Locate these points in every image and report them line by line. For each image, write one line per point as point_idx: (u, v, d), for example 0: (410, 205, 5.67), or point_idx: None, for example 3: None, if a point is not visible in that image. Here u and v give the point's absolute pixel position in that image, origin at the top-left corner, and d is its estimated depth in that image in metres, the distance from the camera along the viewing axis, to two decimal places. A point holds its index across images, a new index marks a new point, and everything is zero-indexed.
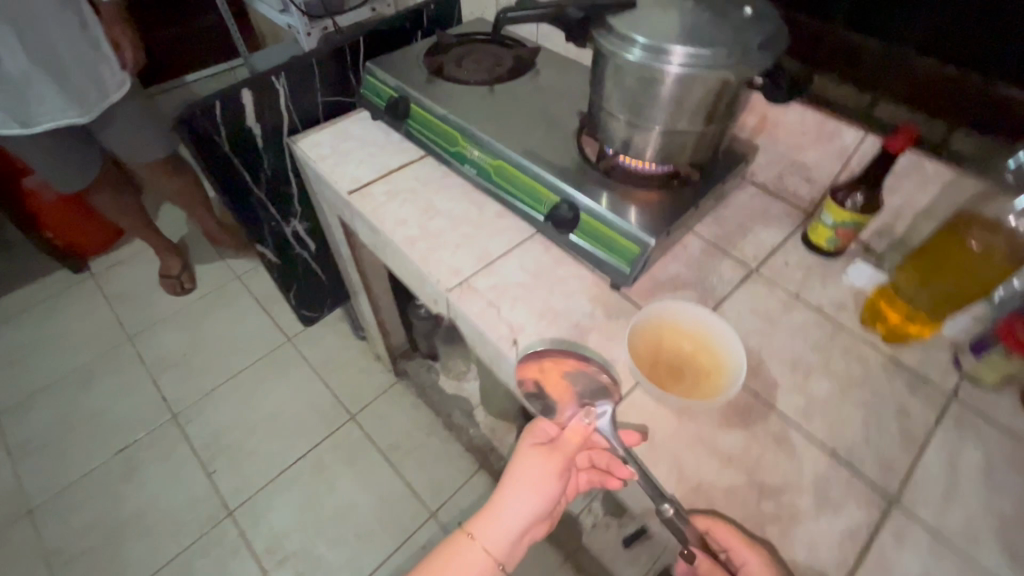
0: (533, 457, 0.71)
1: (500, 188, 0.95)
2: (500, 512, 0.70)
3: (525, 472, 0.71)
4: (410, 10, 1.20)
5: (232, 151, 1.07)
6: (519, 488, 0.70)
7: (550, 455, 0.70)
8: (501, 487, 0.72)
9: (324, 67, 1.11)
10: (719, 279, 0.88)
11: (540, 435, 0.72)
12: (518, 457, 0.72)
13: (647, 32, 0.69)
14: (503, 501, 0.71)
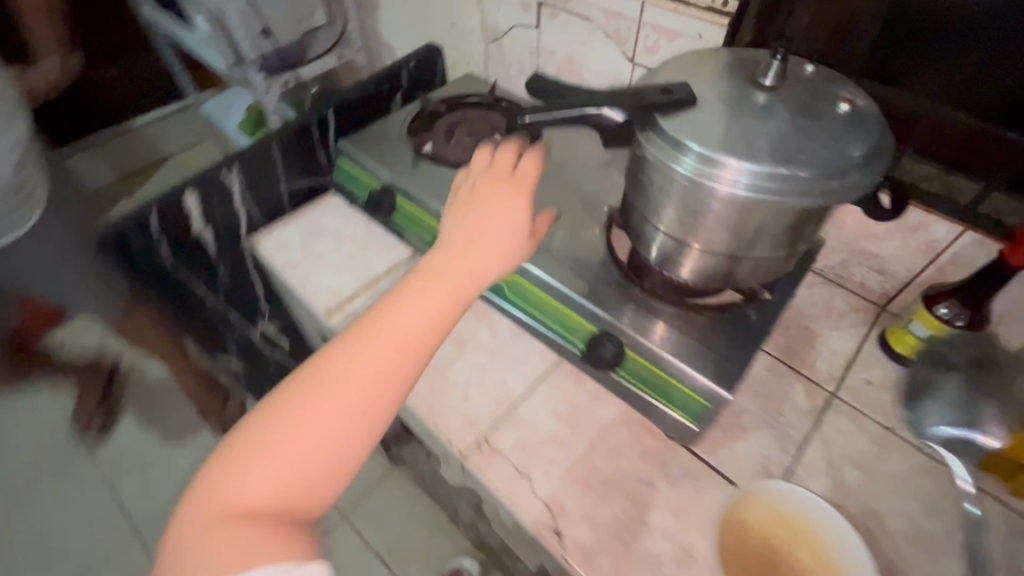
0: (503, 203, 0.51)
1: (517, 305, 0.77)
2: (468, 252, 0.49)
3: (495, 225, 0.50)
4: (386, 72, 1.00)
5: (178, 264, 0.87)
6: (488, 230, 0.50)
7: (520, 228, 0.51)
8: (462, 245, 0.49)
9: (285, 152, 0.91)
10: (794, 411, 0.72)
11: (511, 196, 0.51)
12: (490, 204, 0.51)
13: (704, 139, 0.52)
14: (451, 262, 0.48)
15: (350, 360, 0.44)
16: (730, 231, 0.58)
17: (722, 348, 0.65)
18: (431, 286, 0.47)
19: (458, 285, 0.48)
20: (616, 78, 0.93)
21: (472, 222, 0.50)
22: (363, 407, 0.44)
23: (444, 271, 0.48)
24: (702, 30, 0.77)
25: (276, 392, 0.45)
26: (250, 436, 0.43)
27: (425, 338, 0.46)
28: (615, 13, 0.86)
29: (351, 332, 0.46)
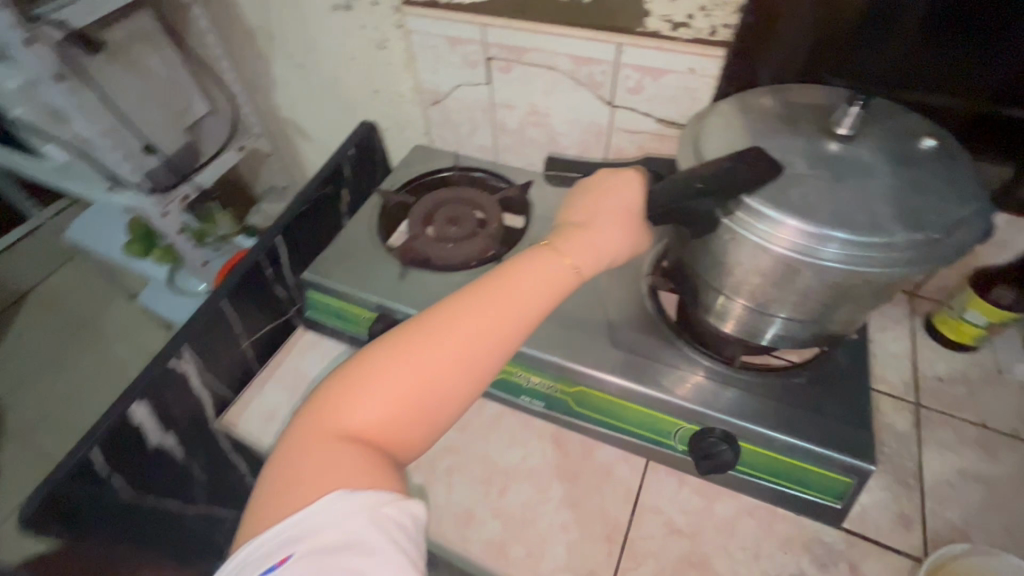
0: (550, 263, 0.50)
1: (587, 416, 0.66)
2: (508, 292, 0.47)
3: (519, 288, 0.48)
4: (326, 170, 0.86)
5: (141, 493, 0.66)
6: (520, 291, 0.48)
7: (558, 282, 0.50)
8: (477, 306, 0.46)
9: (239, 302, 0.74)
10: (893, 436, 0.69)
11: (561, 248, 0.51)
12: (522, 265, 0.49)
13: (798, 205, 0.45)
14: (474, 323, 0.46)
15: (373, 397, 0.44)
16: (835, 296, 0.52)
17: (836, 409, 0.60)
18: (454, 348, 0.45)
19: (482, 352, 0.46)
20: (593, 123, 0.85)
21: (496, 281, 0.48)
22: (412, 428, 0.45)
23: (462, 336, 0.45)
24: (692, 63, 0.71)
25: (325, 391, 0.45)
26: (326, 405, 0.44)
27: (457, 395, 0.46)
28: (585, 59, 0.77)
29: (385, 349, 0.45)
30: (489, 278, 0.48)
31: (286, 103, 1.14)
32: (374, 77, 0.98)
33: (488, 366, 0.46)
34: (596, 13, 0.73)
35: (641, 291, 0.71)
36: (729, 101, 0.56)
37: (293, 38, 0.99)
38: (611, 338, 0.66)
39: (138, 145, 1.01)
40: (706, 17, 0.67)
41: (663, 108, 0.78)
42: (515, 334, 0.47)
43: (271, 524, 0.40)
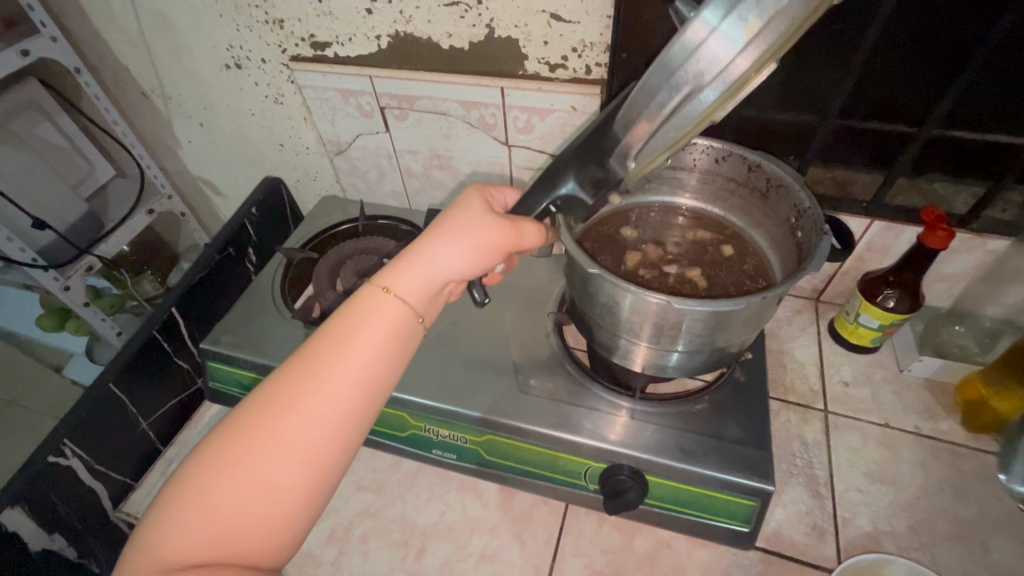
0: (385, 306, 0.43)
1: (499, 465, 0.65)
2: (341, 345, 0.41)
3: (355, 346, 0.41)
4: (225, 231, 0.83)
5: None
6: (357, 349, 0.41)
7: (404, 325, 0.43)
8: (306, 380, 0.40)
9: (133, 381, 0.71)
10: (804, 446, 0.70)
11: (397, 282, 0.44)
12: (351, 319, 0.42)
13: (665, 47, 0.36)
14: (310, 399, 0.39)
15: (204, 513, 0.37)
16: (711, 325, 0.53)
17: (737, 432, 0.60)
18: (286, 434, 0.39)
19: (323, 432, 0.39)
20: (494, 163, 0.85)
21: (331, 337, 0.41)
22: (258, 536, 0.38)
23: (295, 419, 0.39)
24: (573, 102, 0.73)
25: (149, 510, 0.39)
26: (154, 525, 0.38)
27: (305, 483, 0.39)
28: (473, 103, 0.78)
29: (209, 458, 0.39)
30: (317, 341, 0.41)
31: (193, 160, 1.11)
32: (275, 131, 0.96)
33: (336, 443, 0.40)
34: (477, 60, 0.74)
35: (547, 329, 0.71)
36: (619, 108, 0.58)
37: (188, 98, 0.97)
38: (517, 382, 0.66)
39: (27, 222, 0.98)
40: (579, 57, 0.69)
41: (556, 145, 0.79)
42: (362, 397, 0.41)
43: None
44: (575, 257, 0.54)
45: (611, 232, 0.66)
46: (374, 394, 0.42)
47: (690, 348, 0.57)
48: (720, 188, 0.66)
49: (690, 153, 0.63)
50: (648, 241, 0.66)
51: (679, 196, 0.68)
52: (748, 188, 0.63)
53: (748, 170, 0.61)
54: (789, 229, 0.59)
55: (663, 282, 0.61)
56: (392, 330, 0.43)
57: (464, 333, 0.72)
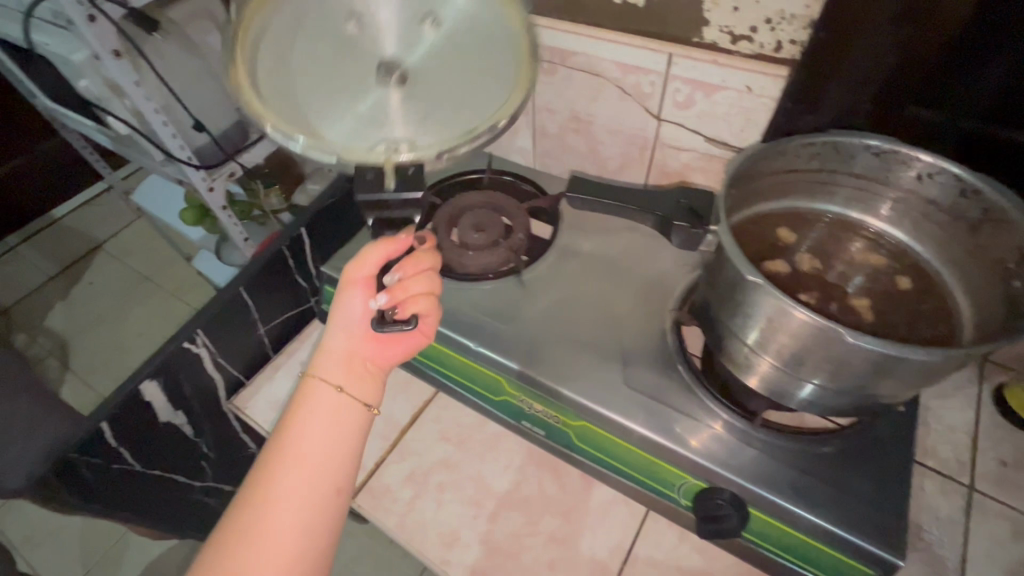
0: (317, 389, 0.50)
1: (587, 453, 0.63)
2: (310, 421, 0.49)
3: (312, 426, 0.49)
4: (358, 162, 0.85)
5: (148, 467, 0.70)
6: (324, 418, 0.49)
7: (341, 406, 0.50)
8: (284, 455, 0.47)
9: (260, 289, 0.75)
10: (935, 522, 0.61)
11: (319, 368, 0.51)
12: (294, 414, 0.49)
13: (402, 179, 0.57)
14: (283, 480, 0.45)
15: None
16: (876, 370, 0.46)
17: (865, 490, 0.53)
18: (275, 507, 0.45)
19: (311, 488, 0.46)
20: (636, 135, 0.79)
21: (298, 418, 0.49)
22: None
23: (280, 487, 0.45)
24: (749, 81, 0.64)
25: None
26: None
27: (310, 532, 0.45)
28: (632, 67, 0.71)
29: (218, 543, 0.44)
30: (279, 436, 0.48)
31: None
32: None
33: (328, 489, 0.47)
34: (649, 20, 0.67)
35: (664, 325, 0.66)
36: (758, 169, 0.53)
37: None
38: (623, 373, 0.62)
39: (190, 122, 1.05)
40: (771, 30, 0.60)
41: (713, 127, 0.71)
42: (332, 457, 0.48)
43: None
44: (732, 259, 0.47)
45: (764, 235, 0.59)
46: (338, 460, 0.48)
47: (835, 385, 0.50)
48: (913, 209, 0.56)
49: (889, 163, 0.54)
50: (806, 252, 0.59)
51: (856, 210, 0.60)
52: (952, 216, 0.53)
53: (960, 195, 0.52)
54: (1002, 274, 0.50)
55: (820, 304, 0.54)
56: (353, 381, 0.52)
57: (573, 311, 0.69)
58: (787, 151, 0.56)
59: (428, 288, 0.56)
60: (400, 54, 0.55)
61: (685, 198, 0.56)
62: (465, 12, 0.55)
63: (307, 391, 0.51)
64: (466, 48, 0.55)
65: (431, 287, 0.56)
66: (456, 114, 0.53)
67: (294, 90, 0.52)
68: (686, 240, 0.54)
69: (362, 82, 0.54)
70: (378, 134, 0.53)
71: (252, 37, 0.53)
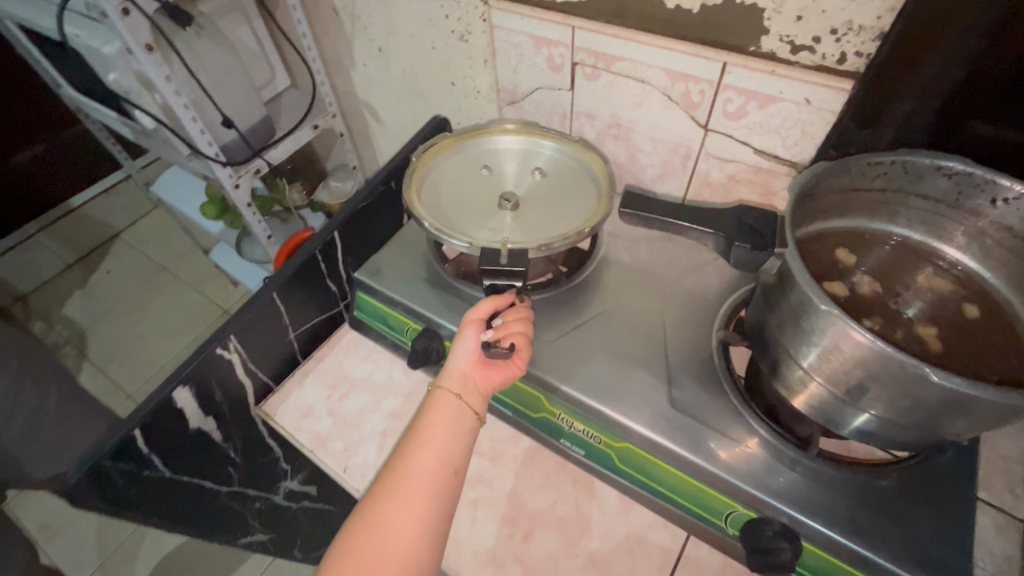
0: (443, 404, 0.57)
1: (626, 475, 0.61)
2: (442, 407, 0.57)
3: (432, 443, 0.55)
4: (392, 164, 0.84)
5: (178, 474, 0.69)
6: (447, 407, 0.57)
7: (460, 407, 0.57)
8: (419, 434, 0.56)
9: (293, 293, 0.74)
10: (990, 558, 0.59)
11: (449, 375, 0.59)
12: (418, 424, 0.56)
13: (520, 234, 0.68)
14: (416, 460, 0.53)
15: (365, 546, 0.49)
16: (946, 411, 0.43)
17: (926, 526, 0.51)
18: (406, 485, 0.52)
19: (437, 472, 0.53)
20: (680, 145, 0.77)
21: (432, 406, 0.58)
22: (400, 562, 0.49)
23: (413, 468, 0.53)
24: (809, 94, 0.62)
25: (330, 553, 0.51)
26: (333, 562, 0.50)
27: (433, 509, 0.52)
28: (682, 75, 0.69)
29: (362, 512, 0.52)
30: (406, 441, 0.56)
31: (364, 84, 1.13)
32: (453, 69, 0.94)
33: (447, 474, 0.54)
34: (703, 26, 0.64)
35: (710, 344, 0.64)
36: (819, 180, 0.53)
37: (376, 22, 0.97)
38: (668, 394, 0.60)
39: (218, 118, 1.04)
40: (837, 41, 0.57)
41: (765, 139, 0.68)
42: (455, 442, 0.56)
43: None
44: (799, 284, 0.45)
45: (821, 255, 0.57)
46: (446, 478, 0.53)
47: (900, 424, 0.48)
48: (982, 233, 0.54)
49: (960, 185, 0.52)
50: (865, 275, 0.56)
51: (918, 232, 0.58)
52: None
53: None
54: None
55: (881, 331, 0.52)
56: (481, 382, 0.59)
57: (615, 325, 0.67)
58: (851, 168, 0.54)
59: (526, 328, 0.61)
60: (518, 189, 0.74)
61: (748, 216, 0.53)
62: (558, 161, 0.78)
63: (442, 384, 0.59)
64: (560, 185, 0.75)
65: (529, 330, 0.62)
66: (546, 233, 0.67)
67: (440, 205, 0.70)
68: (746, 260, 0.52)
69: (489, 206, 0.71)
70: (496, 237, 0.66)
71: (422, 174, 0.75)
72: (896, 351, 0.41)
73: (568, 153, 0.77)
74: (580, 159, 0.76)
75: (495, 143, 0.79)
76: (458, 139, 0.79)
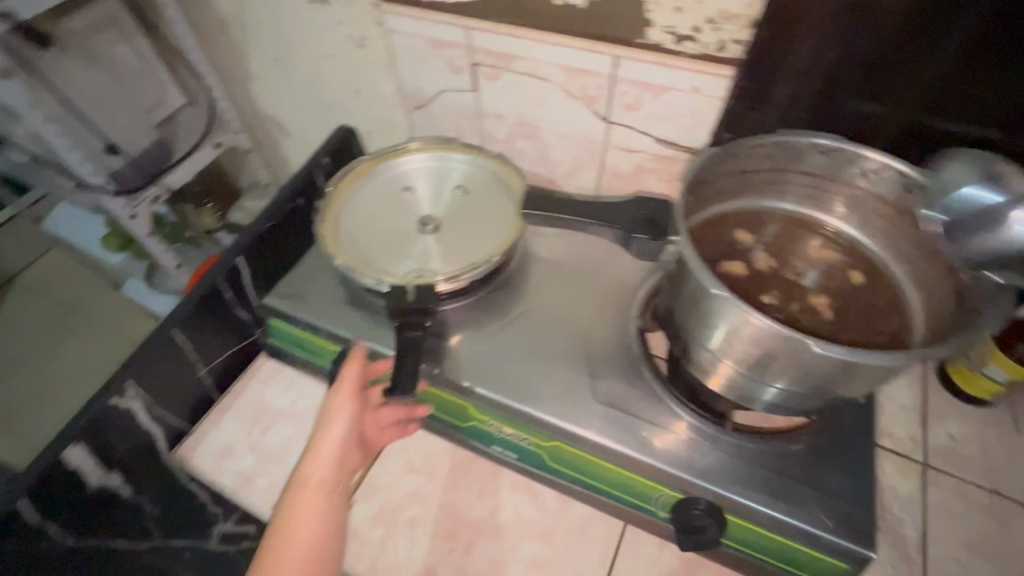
0: (313, 495, 0.53)
1: (559, 473, 0.61)
2: (311, 499, 0.53)
3: (300, 536, 0.50)
4: (296, 179, 0.79)
5: (83, 539, 0.62)
6: (320, 498, 0.53)
7: (334, 498, 0.54)
8: (285, 536, 0.50)
9: (195, 328, 0.68)
10: (896, 502, 0.64)
11: (318, 464, 0.55)
12: (282, 523, 0.51)
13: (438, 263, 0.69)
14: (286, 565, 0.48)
15: None
16: (835, 378, 0.45)
17: (836, 485, 0.54)
18: None
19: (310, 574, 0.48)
20: (587, 139, 0.77)
21: (300, 501, 0.53)
22: None
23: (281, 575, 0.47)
24: (696, 82, 0.64)
25: None
26: None
27: None
28: (578, 70, 0.69)
29: None
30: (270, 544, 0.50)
31: (266, 97, 1.07)
32: (354, 76, 0.90)
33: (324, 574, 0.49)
34: (592, 21, 0.65)
35: (628, 333, 0.66)
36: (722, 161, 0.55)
37: (269, 31, 0.92)
38: (592, 388, 0.61)
39: (99, 145, 0.97)
40: (714, 30, 0.59)
41: (662, 128, 0.70)
42: (330, 538, 0.51)
43: None
44: (694, 271, 0.46)
45: (720, 238, 0.59)
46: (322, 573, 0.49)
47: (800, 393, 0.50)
48: (860, 205, 0.57)
49: (837, 161, 0.55)
50: (762, 252, 0.59)
51: (807, 207, 0.61)
52: (897, 211, 0.55)
53: (904, 190, 0.53)
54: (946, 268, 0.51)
55: (780, 305, 0.55)
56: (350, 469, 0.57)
57: (537, 325, 0.67)
58: (740, 153, 0.55)
59: (399, 408, 0.62)
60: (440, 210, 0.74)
61: (645, 206, 0.53)
62: (482, 177, 0.77)
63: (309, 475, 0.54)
64: (481, 205, 0.75)
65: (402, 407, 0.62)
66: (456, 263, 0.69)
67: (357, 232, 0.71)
68: (646, 252, 0.51)
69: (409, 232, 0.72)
70: (415, 267, 0.69)
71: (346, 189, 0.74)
72: (783, 329, 0.42)
73: (486, 167, 0.77)
74: (503, 178, 0.76)
75: (417, 159, 0.77)
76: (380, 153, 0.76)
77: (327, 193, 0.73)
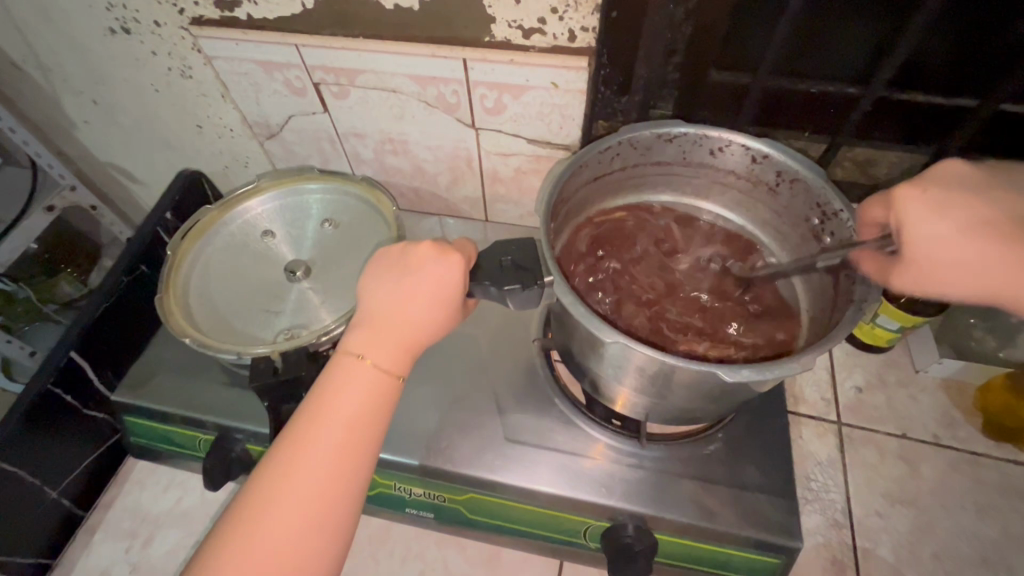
0: (276, 508, 0.38)
1: (482, 524, 0.57)
2: (278, 512, 0.38)
3: (339, 413, 0.41)
4: (132, 248, 0.67)
5: None
6: (298, 479, 0.39)
7: (325, 495, 0.39)
8: (280, 489, 0.39)
9: (30, 447, 0.58)
10: (819, 467, 0.64)
11: (304, 482, 0.39)
12: (271, 492, 0.39)
13: (308, 311, 0.61)
14: (297, 473, 0.39)
15: (341, 398, 0.41)
16: (732, 387, 0.43)
17: (755, 478, 0.53)
18: (290, 483, 0.39)
19: (328, 483, 0.39)
20: (458, 148, 0.71)
21: (320, 414, 0.41)
22: (303, 471, 0.39)
23: (312, 452, 0.40)
24: (553, 77, 0.59)
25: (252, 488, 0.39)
26: None
27: (368, 423, 0.42)
28: (428, 78, 0.63)
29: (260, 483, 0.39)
30: (234, 527, 0.38)
31: (94, 144, 0.92)
32: (188, 111, 0.79)
33: (352, 475, 0.40)
34: (432, 22, 0.58)
35: (532, 355, 0.61)
36: (574, 167, 0.50)
37: (72, 70, 0.77)
38: (501, 426, 0.56)
39: None
40: (560, 20, 0.55)
41: (532, 128, 0.66)
42: (320, 526, 0.39)
43: (295, 490, 0.39)
44: (582, 319, 0.42)
45: (594, 251, 0.55)
46: (374, 432, 0.42)
47: (702, 405, 0.48)
48: (717, 183, 0.57)
49: (683, 146, 0.53)
50: (643, 253, 0.56)
51: (671, 195, 0.59)
52: (752, 182, 0.55)
53: (751, 162, 0.53)
54: (810, 230, 0.53)
55: (681, 310, 0.53)
56: (299, 540, 0.38)
57: (434, 365, 0.61)
58: (590, 161, 0.51)
59: None
60: (304, 248, 0.66)
61: (508, 251, 0.49)
62: (342, 202, 0.69)
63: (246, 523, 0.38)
64: (346, 232, 0.67)
65: None
66: (326, 304, 0.62)
67: (213, 301, 0.62)
68: (524, 300, 0.47)
69: (275, 284, 0.63)
70: (285, 324, 0.61)
71: (192, 254, 0.64)
72: (680, 362, 0.39)
73: (346, 190, 0.69)
74: (365, 199, 0.68)
75: (268, 199, 0.68)
76: (225, 204, 0.67)
77: (167, 262, 0.63)
